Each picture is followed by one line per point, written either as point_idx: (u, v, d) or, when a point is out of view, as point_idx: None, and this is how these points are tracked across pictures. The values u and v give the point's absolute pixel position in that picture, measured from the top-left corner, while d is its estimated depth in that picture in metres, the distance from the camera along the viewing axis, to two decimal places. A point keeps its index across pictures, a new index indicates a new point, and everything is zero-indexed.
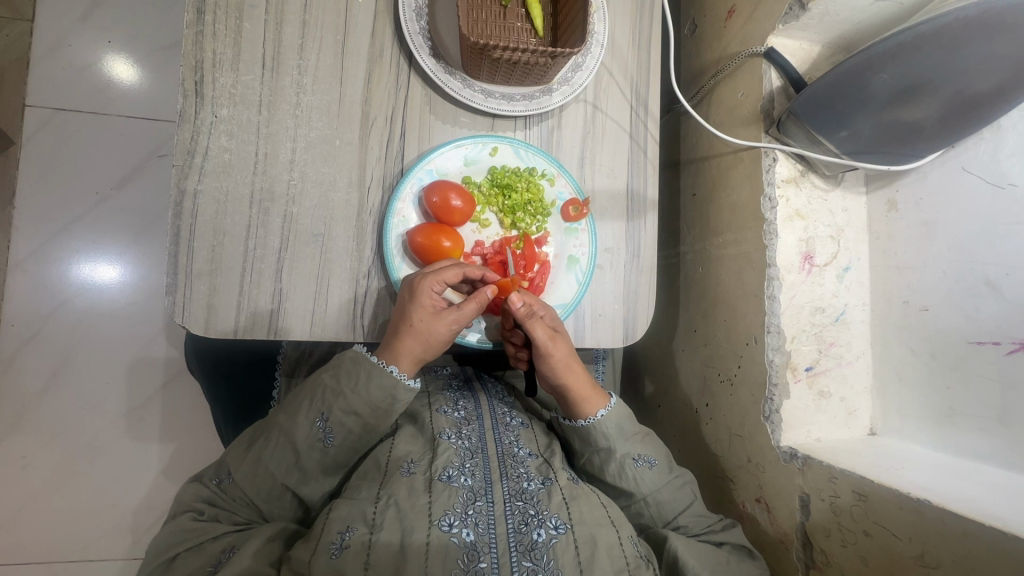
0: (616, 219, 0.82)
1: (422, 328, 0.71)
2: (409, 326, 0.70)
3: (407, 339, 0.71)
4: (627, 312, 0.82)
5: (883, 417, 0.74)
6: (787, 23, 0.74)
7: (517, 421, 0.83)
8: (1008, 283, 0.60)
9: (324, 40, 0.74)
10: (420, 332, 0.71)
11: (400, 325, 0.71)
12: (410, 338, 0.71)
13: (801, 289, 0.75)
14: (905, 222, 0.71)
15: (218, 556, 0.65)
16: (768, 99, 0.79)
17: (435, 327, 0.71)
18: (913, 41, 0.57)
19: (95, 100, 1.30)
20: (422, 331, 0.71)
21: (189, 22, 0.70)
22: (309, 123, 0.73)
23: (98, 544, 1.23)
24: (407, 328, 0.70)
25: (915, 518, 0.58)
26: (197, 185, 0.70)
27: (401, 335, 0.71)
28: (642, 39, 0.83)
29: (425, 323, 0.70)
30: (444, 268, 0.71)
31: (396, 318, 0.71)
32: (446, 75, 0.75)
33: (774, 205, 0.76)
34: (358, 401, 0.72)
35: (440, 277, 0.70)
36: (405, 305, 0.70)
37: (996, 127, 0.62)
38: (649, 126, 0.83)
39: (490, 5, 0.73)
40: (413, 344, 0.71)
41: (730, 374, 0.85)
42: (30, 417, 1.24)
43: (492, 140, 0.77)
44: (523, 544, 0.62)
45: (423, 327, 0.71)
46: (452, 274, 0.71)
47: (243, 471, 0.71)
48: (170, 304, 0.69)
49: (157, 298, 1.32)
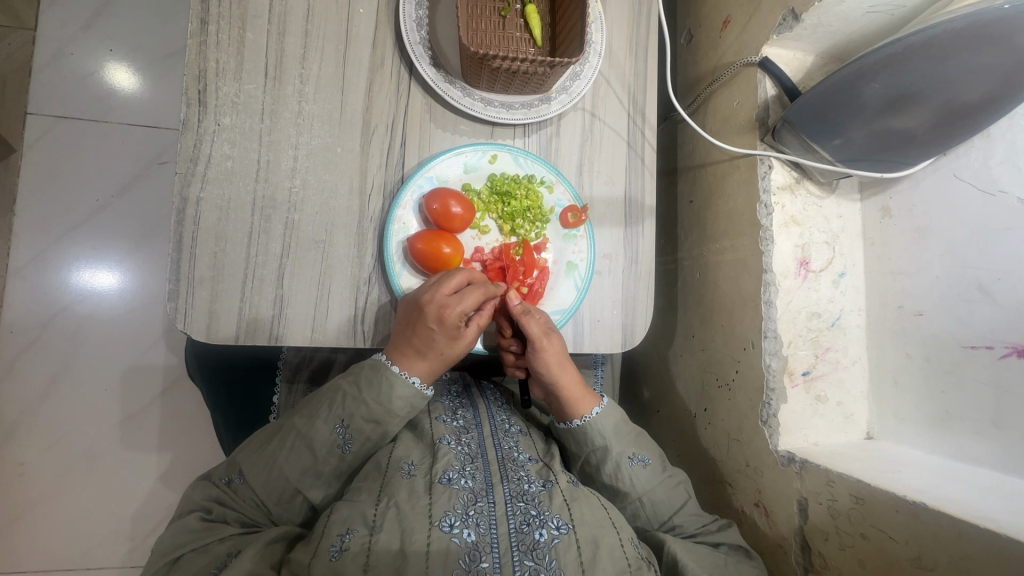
0: (613, 225, 0.83)
1: (450, 352, 0.74)
2: (437, 351, 0.74)
3: (435, 361, 0.74)
4: (625, 317, 0.83)
5: (880, 421, 0.74)
6: (781, 33, 0.76)
7: (516, 428, 0.83)
8: (1000, 288, 0.61)
9: (326, 49, 0.75)
10: (449, 354, 0.75)
11: (425, 349, 0.73)
12: (438, 361, 0.74)
13: (797, 294, 0.76)
14: (899, 228, 0.72)
15: (224, 559, 0.64)
16: (763, 108, 0.80)
17: (460, 348, 0.75)
18: (904, 52, 0.58)
19: (96, 108, 1.31)
20: (450, 355, 0.75)
21: (193, 32, 0.71)
22: (309, 130, 0.74)
23: (96, 551, 1.23)
24: (436, 353, 0.74)
25: (912, 521, 0.59)
26: (199, 193, 0.71)
27: (428, 359, 0.74)
28: (639, 48, 0.84)
29: (452, 347, 0.74)
30: (466, 293, 0.73)
31: (420, 343, 0.72)
32: (446, 83, 0.76)
33: (769, 211, 0.77)
34: (380, 409, 0.73)
35: (466, 304, 0.73)
36: (432, 333, 0.72)
37: (986, 135, 0.63)
38: (646, 133, 0.84)
39: (490, 16, 0.75)
40: (441, 366, 0.75)
41: (728, 379, 0.86)
42: (29, 423, 1.24)
43: (492, 148, 0.78)
44: (525, 543, 0.63)
45: (452, 351, 0.75)
46: (474, 300, 0.74)
47: (256, 471, 0.71)
48: (172, 310, 0.70)
49: (157, 306, 1.32)
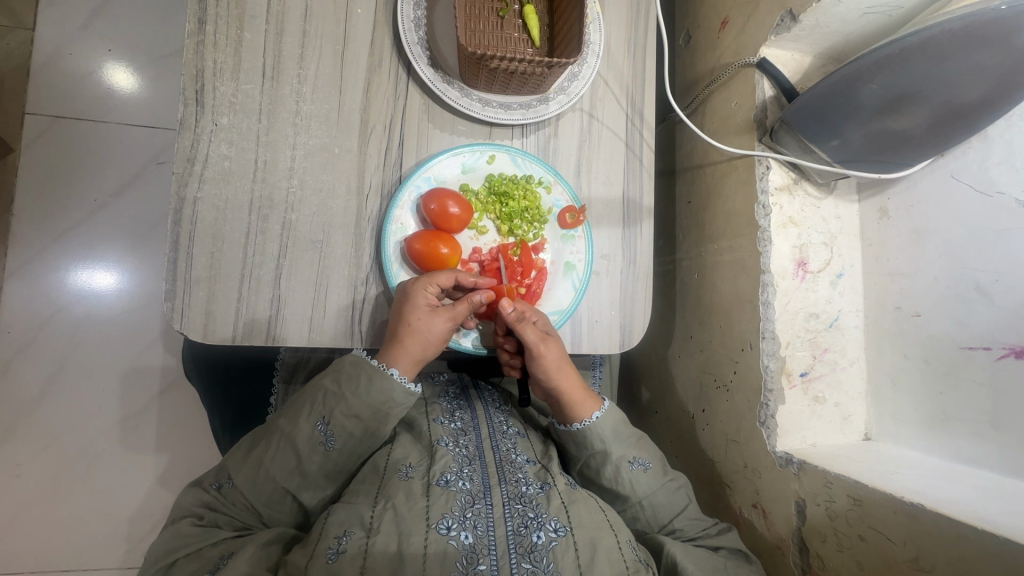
0: (611, 226, 0.83)
1: (420, 327, 0.72)
2: (407, 326, 0.71)
3: (406, 338, 0.72)
4: (623, 318, 0.83)
5: (878, 422, 0.74)
6: (779, 34, 0.76)
7: (513, 429, 0.83)
8: (997, 289, 0.61)
9: (324, 49, 0.75)
10: (419, 332, 0.72)
11: (397, 326, 0.72)
12: (408, 340, 0.72)
13: (795, 295, 0.76)
14: (897, 229, 0.72)
15: (217, 561, 0.65)
16: (761, 109, 0.80)
17: (431, 326, 0.72)
18: (901, 53, 0.58)
19: (94, 108, 1.31)
20: (420, 333, 0.72)
21: (191, 32, 0.71)
22: (307, 131, 0.74)
23: (93, 552, 1.23)
24: (405, 329, 0.71)
25: (910, 522, 0.59)
26: (196, 193, 0.71)
27: (399, 337, 0.72)
28: (637, 49, 0.84)
29: (422, 322, 0.72)
30: (439, 272, 0.73)
31: (392, 319, 0.72)
32: (444, 84, 0.76)
33: (767, 212, 0.77)
34: (358, 403, 0.72)
35: (435, 279, 0.72)
36: (400, 305, 0.71)
37: (984, 136, 0.63)
38: (645, 134, 0.84)
39: (488, 16, 0.75)
40: (412, 344, 0.72)
41: (726, 380, 0.86)
42: (26, 424, 1.23)
43: (490, 149, 0.78)
44: (523, 546, 0.63)
45: (421, 327, 0.72)
46: (446, 278, 0.73)
47: (244, 474, 0.71)
48: (169, 311, 0.70)
49: (155, 306, 1.32)
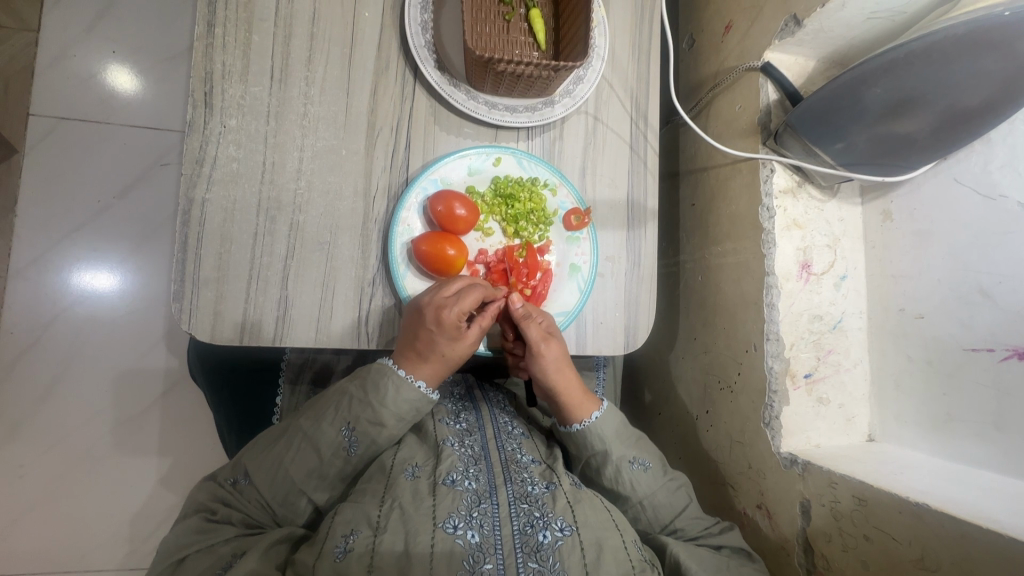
0: (616, 228, 0.83)
1: (451, 354, 0.74)
2: (439, 353, 0.73)
3: (438, 364, 0.74)
4: (627, 320, 0.83)
5: (881, 424, 0.75)
6: (783, 38, 0.77)
7: (518, 430, 0.83)
8: (1000, 291, 0.61)
9: (331, 52, 0.76)
10: (449, 357, 0.74)
11: (427, 352, 0.73)
12: (441, 365, 0.74)
13: (799, 297, 0.76)
14: (900, 231, 0.73)
15: (229, 559, 0.64)
16: (765, 112, 0.81)
17: (461, 349, 0.75)
18: (906, 57, 0.59)
19: (98, 110, 1.31)
20: (452, 357, 0.74)
21: (199, 34, 0.72)
22: (315, 133, 0.75)
23: (95, 554, 1.23)
24: (437, 356, 0.73)
25: (914, 522, 0.59)
26: (204, 194, 0.71)
27: (430, 362, 0.73)
28: (641, 52, 0.85)
29: (453, 348, 0.74)
30: (464, 294, 0.73)
31: (421, 345, 0.72)
32: (450, 87, 0.77)
33: (772, 215, 0.78)
34: (385, 412, 0.73)
35: (465, 306, 0.72)
36: (432, 336, 0.72)
37: (986, 140, 0.64)
38: (649, 137, 0.85)
39: (494, 19, 0.75)
40: (445, 368, 0.75)
41: (730, 382, 0.86)
42: (28, 425, 1.23)
43: (496, 150, 0.78)
44: (529, 545, 0.63)
45: (452, 353, 0.74)
46: (473, 301, 0.73)
47: (261, 473, 0.71)
48: (177, 311, 0.70)
49: (158, 307, 1.32)
